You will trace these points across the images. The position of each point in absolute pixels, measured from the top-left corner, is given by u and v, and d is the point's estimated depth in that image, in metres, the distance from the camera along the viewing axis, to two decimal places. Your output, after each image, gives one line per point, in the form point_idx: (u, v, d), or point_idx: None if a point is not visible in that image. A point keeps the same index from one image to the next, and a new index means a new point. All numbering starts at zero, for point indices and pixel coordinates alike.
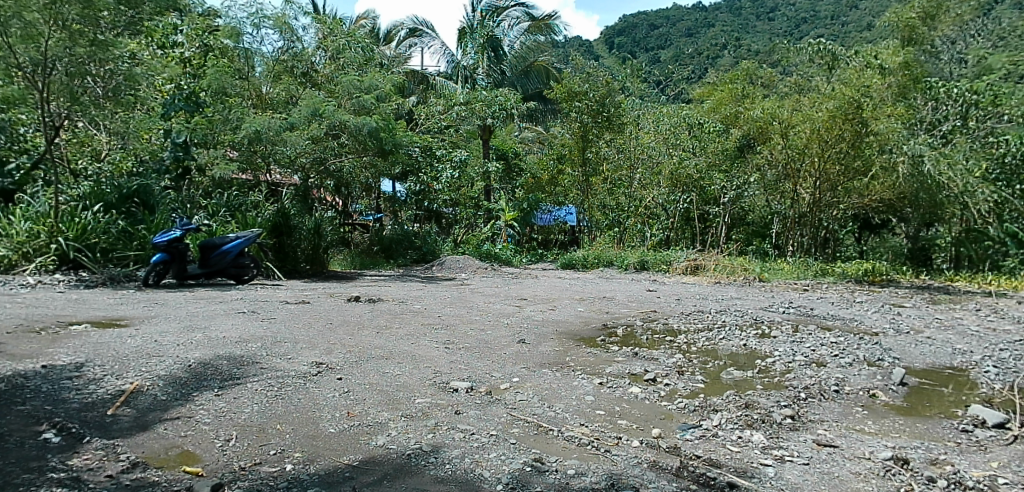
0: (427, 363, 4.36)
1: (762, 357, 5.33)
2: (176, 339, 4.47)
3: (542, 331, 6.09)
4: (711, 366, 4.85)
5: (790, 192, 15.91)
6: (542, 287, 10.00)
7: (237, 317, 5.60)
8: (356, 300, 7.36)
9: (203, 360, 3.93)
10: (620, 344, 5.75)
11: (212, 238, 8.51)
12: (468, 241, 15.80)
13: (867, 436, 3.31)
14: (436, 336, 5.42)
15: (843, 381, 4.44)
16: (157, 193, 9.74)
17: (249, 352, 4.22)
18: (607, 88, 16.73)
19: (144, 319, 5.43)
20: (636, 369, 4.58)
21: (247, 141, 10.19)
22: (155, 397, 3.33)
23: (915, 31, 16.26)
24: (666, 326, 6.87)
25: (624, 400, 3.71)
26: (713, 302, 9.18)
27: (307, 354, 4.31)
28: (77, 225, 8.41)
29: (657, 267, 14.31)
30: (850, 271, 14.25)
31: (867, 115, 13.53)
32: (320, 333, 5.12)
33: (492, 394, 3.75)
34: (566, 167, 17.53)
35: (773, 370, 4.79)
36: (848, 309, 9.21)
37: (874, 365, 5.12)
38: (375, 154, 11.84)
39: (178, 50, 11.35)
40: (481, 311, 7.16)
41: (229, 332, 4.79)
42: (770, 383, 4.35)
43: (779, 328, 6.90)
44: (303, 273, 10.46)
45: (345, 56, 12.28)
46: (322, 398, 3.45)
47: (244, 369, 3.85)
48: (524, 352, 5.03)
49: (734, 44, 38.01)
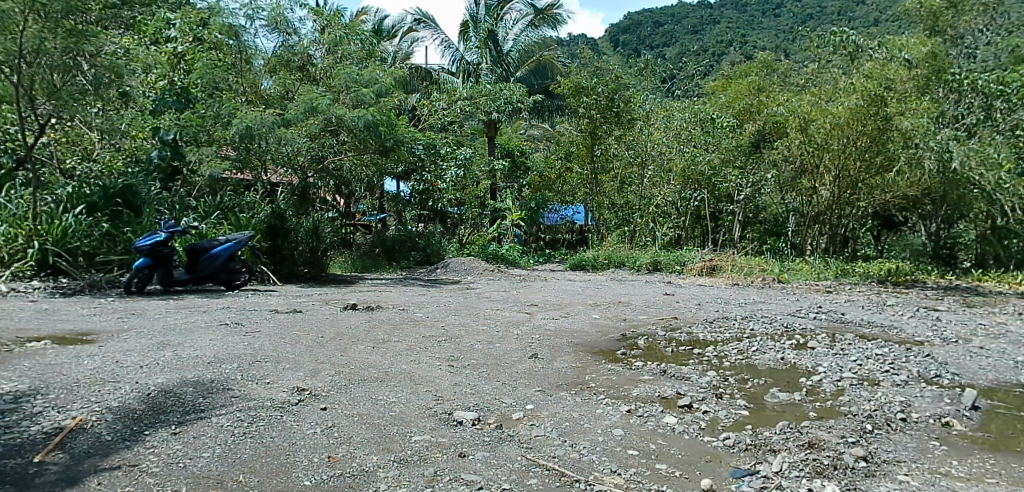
0: (428, 387, 3.80)
1: (806, 373, 4.75)
2: (141, 359, 3.92)
3: (556, 343, 5.50)
4: (751, 387, 4.27)
5: (808, 188, 15.29)
6: (551, 292, 9.37)
7: (218, 331, 5.04)
8: (353, 309, 6.78)
9: (165, 387, 3.38)
10: (645, 358, 5.16)
11: (200, 242, 7.96)
12: (475, 242, 15.26)
13: (962, 483, 2.72)
14: (438, 351, 4.84)
15: (909, 407, 3.82)
16: (145, 196, 9.19)
17: (222, 376, 3.66)
18: (616, 82, 16.09)
19: (115, 334, 4.88)
20: (667, 391, 4.01)
21: (239, 138, 9.57)
22: (98, 437, 2.76)
23: (939, 20, 15.73)
24: (691, 336, 6.25)
25: (661, 436, 3.13)
26: (736, 307, 8.55)
27: (289, 378, 3.74)
28: (57, 228, 7.88)
29: (670, 268, 13.72)
30: (872, 272, 13.62)
31: (891, 109, 13.00)
32: (307, 349, 4.56)
33: (503, 428, 3.17)
34: (574, 166, 16.95)
35: (823, 391, 4.21)
36: (880, 314, 8.58)
37: (933, 384, 4.52)
38: (376, 152, 11.23)
39: (171, 45, 10.67)
40: (488, 319, 6.57)
41: (203, 350, 4.24)
42: (825, 408, 3.79)
43: (816, 338, 6.29)
44: (302, 277, 9.93)
45: (343, 49, 11.52)
46: (300, 437, 2.87)
47: (211, 398, 3.29)
48: (538, 370, 4.45)
49: (740, 42, 37.41)
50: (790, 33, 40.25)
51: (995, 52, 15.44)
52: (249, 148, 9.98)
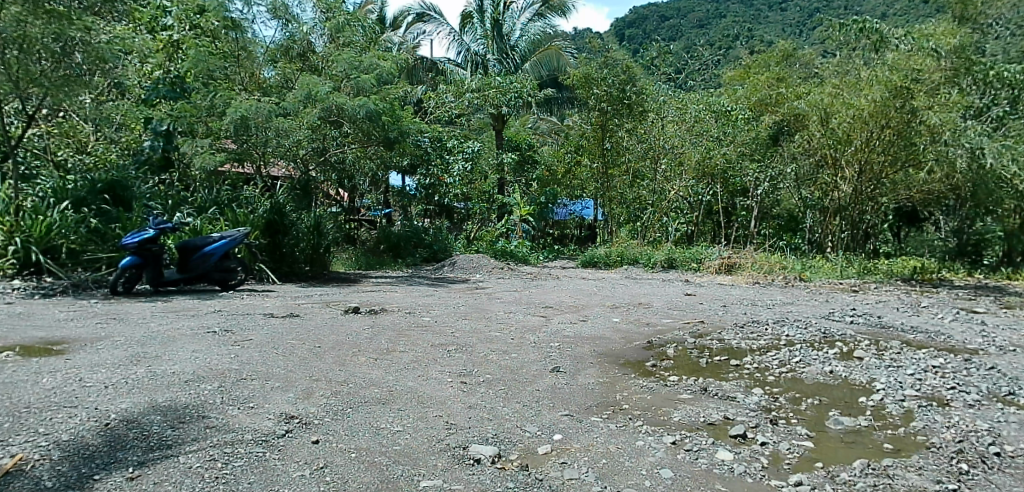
0: (438, 410, 3.30)
1: (863, 391, 4.23)
2: (109, 377, 3.42)
3: (578, 353, 4.97)
4: (808, 410, 3.75)
5: (829, 183, 14.65)
6: (565, 292, 8.83)
7: (205, 340, 4.53)
8: (355, 311, 6.28)
9: (130, 416, 2.87)
10: (678, 371, 4.63)
11: (192, 239, 7.46)
12: (482, 238, 14.68)
13: None
14: (450, 364, 4.33)
15: (1000, 438, 3.28)
16: (135, 190, 8.72)
17: (198, 399, 3.15)
18: (627, 73, 15.56)
19: (90, 343, 4.39)
20: (713, 415, 3.51)
21: (234, 129, 8.98)
22: (36, 484, 2.23)
23: (967, 7, 14.17)
24: (724, 344, 5.70)
25: (718, 479, 2.60)
26: (765, 310, 7.97)
27: (275, 401, 3.23)
28: (40, 225, 7.38)
29: (686, 266, 13.18)
30: (896, 270, 13.01)
31: (919, 102, 12.13)
32: (301, 363, 4.04)
33: (529, 469, 2.65)
34: (584, 159, 16.31)
35: (890, 415, 3.71)
36: (919, 317, 7.96)
37: (1012, 404, 4.02)
38: (380, 144, 10.65)
39: (167, 33, 10.60)
40: (501, 325, 6.02)
41: (183, 365, 3.74)
42: (899, 439, 3.30)
43: (861, 346, 5.73)
44: (304, 275, 9.46)
45: (346, 35, 10.74)
46: (285, 483, 2.35)
47: (182, 430, 2.77)
48: (562, 387, 3.93)
49: (746, 35, 36.39)
50: (800, 26, 39.12)
51: (1004, 47, 14.20)
52: (246, 139, 9.38)
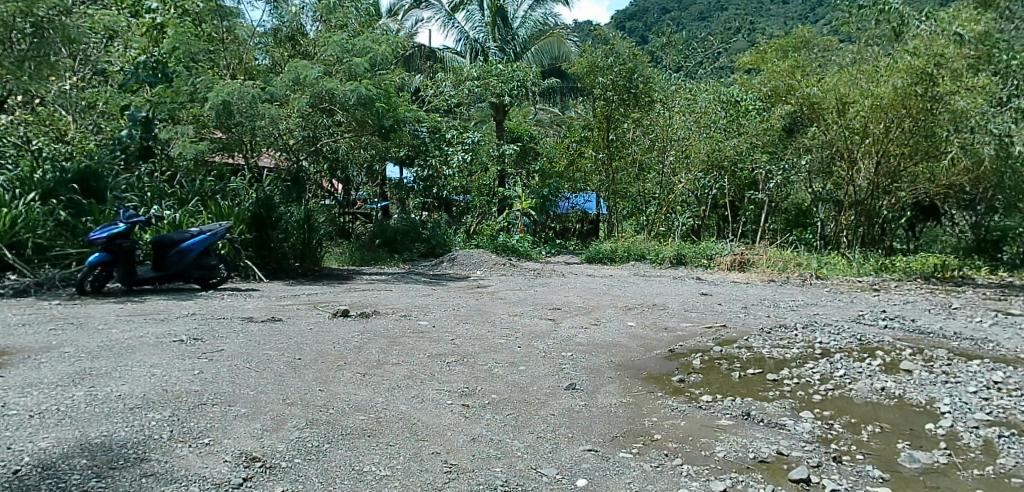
0: (432, 445, 2.72)
1: (926, 414, 3.67)
2: (39, 404, 2.84)
3: (594, 365, 4.39)
4: (871, 440, 3.18)
5: (844, 177, 13.96)
6: (572, 291, 8.23)
7: (168, 352, 3.94)
8: (345, 315, 5.69)
9: (45, 461, 2.27)
10: (707, 388, 4.06)
11: (168, 234, 6.86)
12: (483, 232, 14.09)
13: None
14: (447, 381, 3.73)
15: None
16: (109, 181, 8.10)
17: (141, 435, 2.57)
18: (634, 61, 14.75)
19: (34, 355, 3.80)
20: (762, 449, 2.94)
21: (216, 115, 8.33)
22: None
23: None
24: (753, 353, 5.11)
25: None
26: (790, 312, 7.35)
27: (236, 436, 2.65)
28: (4, 218, 6.79)
29: (695, 262, 12.65)
30: (915, 268, 12.42)
31: (942, 89, 11.38)
32: (274, 381, 3.46)
33: None
34: (587, 150, 15.48)
35: (971, 448, 3.15)
36: (957, 321, 7.35)
37: None
38: (375, 133, 9.99)
39: (150, 16, 9.60)
40: (506, 331, 5.44)
41: (134, 386, 3.16)
42: (994, 482, 2.72)
43: (904, 356, 5.17)
44: (293, 271, 8.88)
45: (337, 17, 10.09)
46: None
47: (110, 480, 2.18)
48: (580, 410, 3.36)
49: (750, 28, 35.38)
50: (804, 17, 38.12)
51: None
52: (231, 127, 8.74)
